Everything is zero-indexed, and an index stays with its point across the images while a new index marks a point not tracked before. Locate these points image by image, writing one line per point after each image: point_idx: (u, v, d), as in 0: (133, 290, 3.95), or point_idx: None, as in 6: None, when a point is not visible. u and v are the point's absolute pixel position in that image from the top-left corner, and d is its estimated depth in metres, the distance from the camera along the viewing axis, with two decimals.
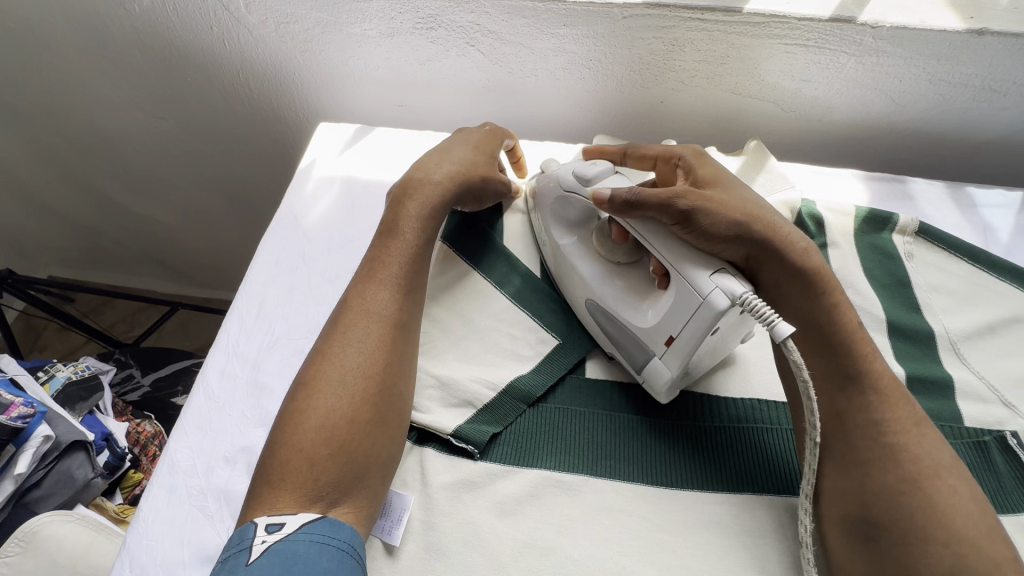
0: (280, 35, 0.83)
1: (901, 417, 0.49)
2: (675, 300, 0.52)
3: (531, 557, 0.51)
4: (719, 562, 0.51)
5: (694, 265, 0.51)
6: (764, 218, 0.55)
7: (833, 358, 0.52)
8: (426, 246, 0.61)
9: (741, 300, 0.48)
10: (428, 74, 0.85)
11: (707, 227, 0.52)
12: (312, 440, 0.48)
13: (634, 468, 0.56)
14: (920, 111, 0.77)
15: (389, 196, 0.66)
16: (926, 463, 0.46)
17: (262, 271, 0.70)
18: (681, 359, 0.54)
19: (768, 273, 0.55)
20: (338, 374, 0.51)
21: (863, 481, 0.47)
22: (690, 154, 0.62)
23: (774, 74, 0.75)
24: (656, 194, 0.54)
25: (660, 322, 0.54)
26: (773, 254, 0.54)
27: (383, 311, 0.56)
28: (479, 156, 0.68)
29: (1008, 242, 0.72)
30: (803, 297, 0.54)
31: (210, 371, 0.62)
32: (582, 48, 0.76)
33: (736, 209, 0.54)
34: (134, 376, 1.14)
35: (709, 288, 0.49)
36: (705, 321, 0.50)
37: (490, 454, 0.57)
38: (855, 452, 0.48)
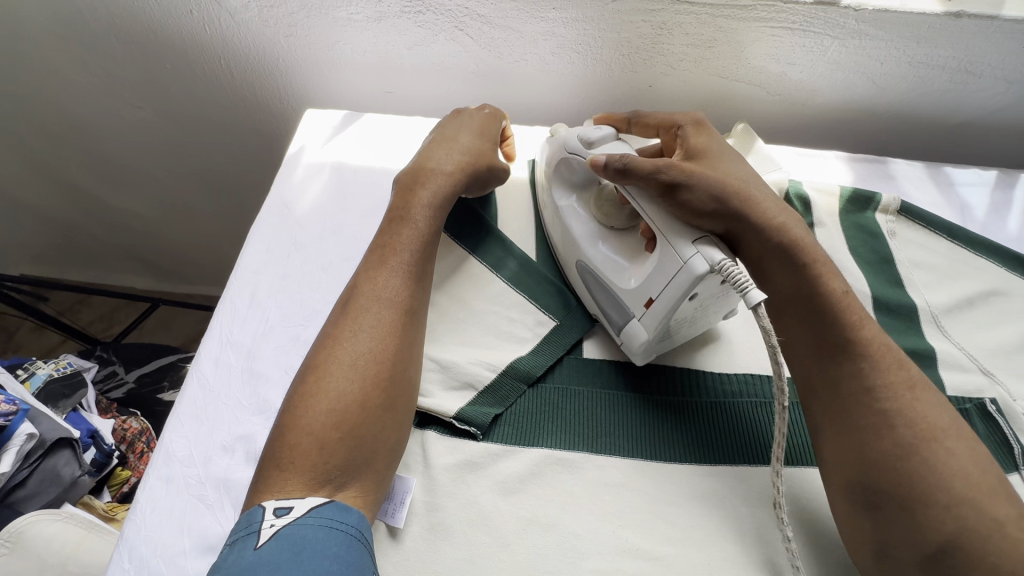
0: (264, 19, 0.82)
1: (894, 379, 0.49)
2: (658, 265, 0.54)
3: (535, 533, 0.52)
4: (716, 530, 0.52)
5: (678, 233, 0.52)
6: (744, 190, 0.55)
7: (827, 326, 0.52)
8: (436, 233, 0.62)
9: (718, 266, 0.49)
10: (416, 59, 0.84)
11: (686, 203, 0.53)
12: (324, 422, 0.48)
13: (634, 443, 0.57)
14: (901, 94, 0.79)
15: (395, 183, 0.66)
16: (920, 424, 0.47)
17: (253, 259, 0.69)
18: (656, 324, 0.55)
19: (750, 245, 0.55)
20: (350, 357, 0.52)
21: (860, 448, 0.48)
22: (688, 121, 0.65)
23: (760, 57, 0.76)
24: (644, 164, 0.55)
25: (641, 284, 0.56)
26: (755, 225, 0.54)
27: (390, 296, 0.56)
28: (484, 143, 0.70)
29: (984, 219, 0.74)
30: (787, 270, 0.54)
31: (204, 360, 0.62)
32: (571, 32, 0.76)
33: (715, 182, 0.54)
34: (117, 372, 1.12)
35: (690, 253, 0.50)
36: (683, 285, 0.51)
37: (492, 435, 0.57)
38: (852, 421, 0.49)
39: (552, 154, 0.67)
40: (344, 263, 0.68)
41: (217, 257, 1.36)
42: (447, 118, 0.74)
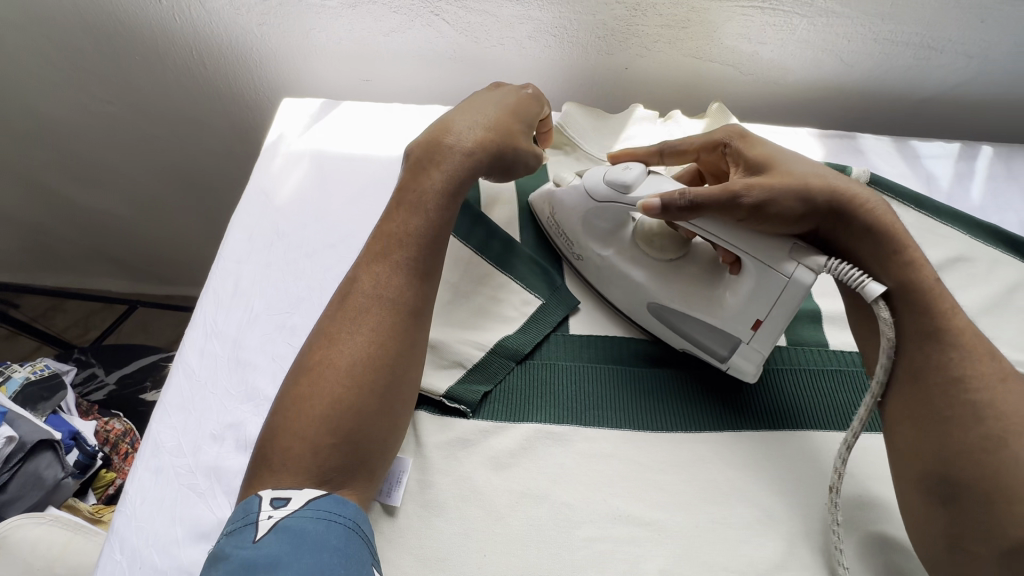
0: (236, 7, 0.81)
1: (987, 370, 0.47)
2: (756, 285, 0.53)
3: (528, 505, 0.53)
4: (703, 494, 0.54)
5: (769, 249, 0.52)
6: (829, 181, 0.52)
7: (913, 313, 0.49)
8: (442, 224, 0.57)
9: (829, 267, 0.50)
10: (392, 46, 0.84)
11: (770, 214, 0.52)
12: (317, 423, 0.48)
13: (622, 415, 0.58)
14: (867, 72, 0.81)
15: (409, 157, 0.61)
16: (1014, 419, 0.44)
17: (235, 249, 0.68)
18: (772, 341, 0.55)
19: (841, 238, 0.53)
20: (346, 362, 0.50)
21: (941, 439, 0.46)
22: (733, 138, 0.60)
23: (730, 37, 0.78)
24: (713, 192, 0.52)
25: (746, 308, 0.55)
26: (846, 222, 0.52)
27: (387, 294, 0.53)
28: (512, 121, 0.62)
29: (949, 189, 0.77)
30: (878, 264, 0.51)
31: (189, 351, 0.61)
32: (547, 15, 0.77)
33: (798, 184, 0.52)
34: (97, 374, 1.10)
35: (792, 267, 0.51)
36: (796, 297, 0.52)
37: (482, 412, 0.58)
38: (932, 410, 0.47)
39: (576, 204, 0.64)
40: (328, 250, 0.68)
41: (197, 256, 1.34)
42: (483, 90, 0.67)
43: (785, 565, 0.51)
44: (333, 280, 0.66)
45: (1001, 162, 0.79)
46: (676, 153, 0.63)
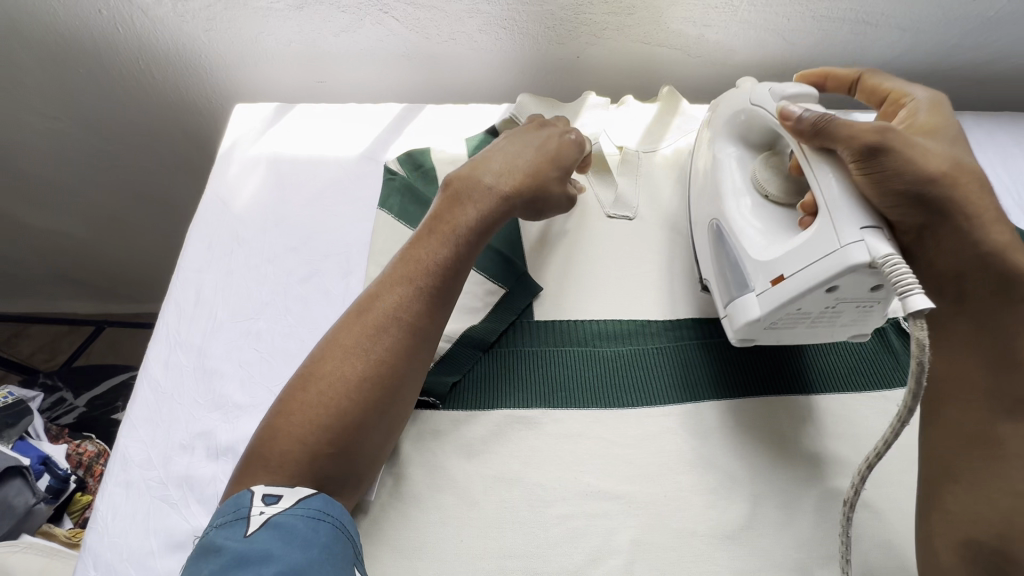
0: (179, 15, 0.80)
1: None
2: (807, 242, 0.49)
3: (502, 489, 0.54)
4: (671, 465, 0.56)
5: (856, 210, 0.47)
6: (966, 185, 0.49)
7: (1007, 376, 0.47)
8: (465, 261, 0.57)
9: (883, 261, 0.44)
10: (343, 46, 0.84)
11: (886, 178, 0.47)
12: (313, 431, 0.48)
13: (589, 394, 0.60)
14: (808, 49, 0.84)
15: (447, 183, 0.61)
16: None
17: (194, 259, 0.68)
18: (779, 303, 0.51)
19: (943, 256, 0.49)
20: (355, 378, 0.50)
21: (1008, 514, 0.44)
22: (926, 98, 0.56)
23: (676, 21, 0.80)
24: (860, 126, 0.48)
25: (782, 257, 0.51)
26: (957, 233, 0.48)
27: (404, 315, 0.53)
28: (548, 165, 0.63)
29: None
30: (996, 303, 0.48)
31: (154, 363, 0.61)
32: (495, 9, 0.78)
33: (932, 173, 0.47)
34: (66, 398, 1.07)
35: (853, 239, 0.46)
36: (833, 268, 0.46)
37: (452, 401, 0.59)
38: (1005, 483, 0.45)
39: (740, 106, 0.61)
40: (289, 253, 0.68)
41: (162, 270, 1.31)
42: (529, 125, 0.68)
43: (748, 525, 0.53)
44: (297, 284, 0.66)
45: None
46: (866, 90, 0.61)
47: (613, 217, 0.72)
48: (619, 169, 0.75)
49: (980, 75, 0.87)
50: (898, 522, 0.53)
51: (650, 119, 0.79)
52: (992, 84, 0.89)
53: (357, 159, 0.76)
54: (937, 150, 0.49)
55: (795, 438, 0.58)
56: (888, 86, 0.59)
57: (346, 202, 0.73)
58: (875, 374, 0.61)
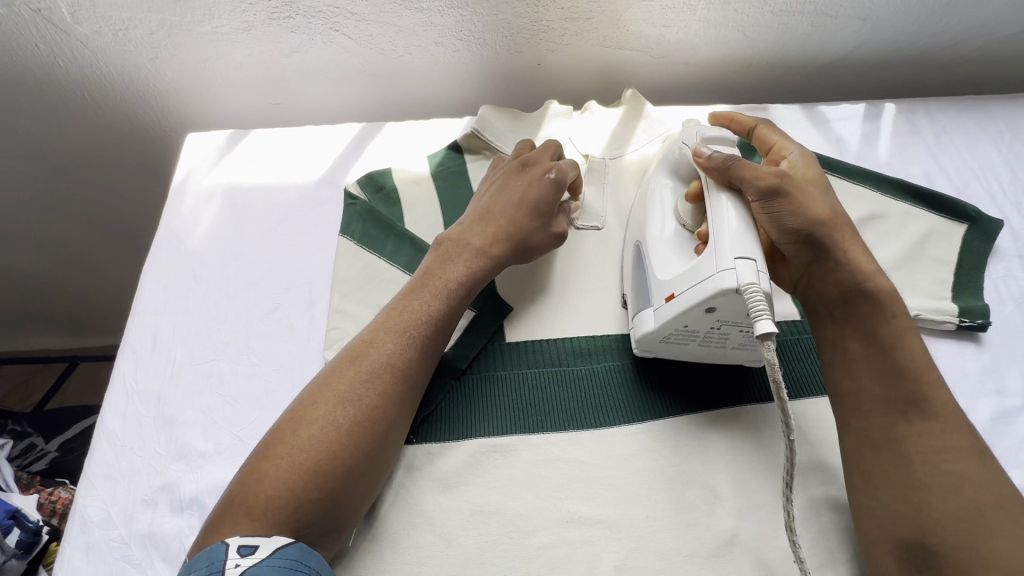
0: (121, 44, 0.77)
1: (961, 445, 0.47)
2: (694, 265, 0.52)
3: (481, 521, 0.53)
4: (651, 484, 0.55)
5: (737, 242, 0.50)
6: (837, 224, 0.54)
7: (897, 383, 0.49)
8: (452, 318, 0.57)
9: (745, 288, 0.47)
10: (296, 67, 0.82)
11: (780, 216, 0.53)
12: (300, 479, 0.47)
13: (565, 416, 0.58)
14: (770, 44, 0.83)
15: (441, 238, 0.62)
16: (986, 493, 0.45)
17: (150, 301, 0.65)
18: (668, 319, 0.54)
19: (821, 283, 0.53)
20: (345, 422, 0.49)
21: (920, 507, 0.45)
22: (798, 154, 0.59)
23: (636, 23, 0.78)
24: (762, 170, 0.53)
25: (674, 278, 0.54)
26: (836, 264, 0.52)
27: (398, 364, 0.53)
28: (536, 216, 0.62)
29: (858, 149, 0.80)
30: (874, 321, 0.51)
31: (111, 415, 0.58)
32: (449, 20, 0.76)
33: (815, 215, 0.53)
34: (37, 444, 1.04)
35: (725, 266, 0.49)
36: (707, 291, 0.49)
37: (425, 434, 0.57)
38: (910, 479, 0.46)
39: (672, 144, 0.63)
40: (249, 288, 0.66)
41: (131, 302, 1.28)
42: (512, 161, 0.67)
43: (733, 541, 0.52)
44: (259, 319, 0.64)
45: (903, 117, 0.83)
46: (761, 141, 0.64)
47: (580, 229, 0.70)
48: (585, 179, 0.73)
49: (942, 60, 0.87)
50: None
51: (614, 124, 0.78)
52: (956, 68, 0.88)
53: (315, 183, 0.74)
54: (817, 196, 0.55)
55: (776, 447, 0.57)
56: (774, 138, 0.62)
57: (307, 230, 0.70)
58: None
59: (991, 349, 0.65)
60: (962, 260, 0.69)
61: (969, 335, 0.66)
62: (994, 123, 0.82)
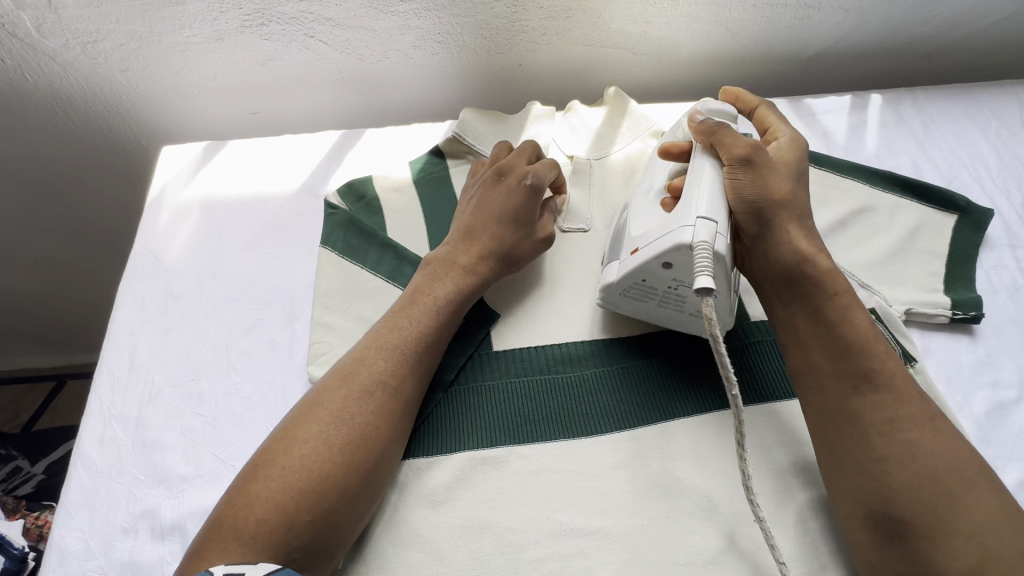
0: (91, 57, 0.75)
1: (915, 413, 0.46)
2: (659, 222, 0.53)
3: (471, 536, 0.52)
4: (645, 492, 0.54)
5: (703, 202, 0.51)
6: (790, 208, 0.53)
7: (847, 357, 0.48)
8: (444, 334, 0.56)
9: (696, 244, 0.48)
10: (272, 75, 0.80)
11: (741, 185, 0.53)
12: (292, 504, 0.45)
13: (555, 425, 0.57)
14: (753, 38, 0.82)
15: (429, 256, 0.60)
16: (943, 459, 0.44)
17: (126, 320, 0.63)
18: (627, 271, 0.55)
19: (763, 261, 0.53)
20: (338, 441, 0.48)
21: (880, 477, 0.44)
22: (788, 135, 0.59)
23: (617, 20, 0.77)
24: (740, 139, 0.54)
25: (640, 234, 0.55)
26: (778, 241, 0.52)
27: (391, 381, 0.51)
28: (521, 226, 0.61)
29: (845, 142, 0.79)
30: (817, 298, 0.50)
31: (88, 441, 0.56)
32: (427, 23, 0.75)
33: (773, 190, 0.53)
34: (22, 467, 1.01)
35: (686, 221, 0.50)
36: (664, 245, 0.51)
37: (412, 450, 0.56)
38: (868, 448, 0.45)
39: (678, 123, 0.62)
40: (229, 304, 0.64)
41: None
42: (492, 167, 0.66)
43: (730, 548, 0.51)
44: (240, 336, 0.62)
45: (890, 108, 0.82)
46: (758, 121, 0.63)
47: (567, 231, 0.69)
48: (570, 180, 0.72)
49: (928, 49, 0.86)
50: None
51: (599, 123, 0.77)
52: (941, 57, 0.88)
53: (294, 194, 0.72)
54: (784, 177, 0.54)
55: (771, 448, 0.55)
56: (770, 119, 0.62)
57: (287, 242, 0.69)
58: None
59: (984, 341, 0.64)
60: (953, 251, 0.69)
61: (962, 327, 0.65)
62: (981, 111, 0.81)
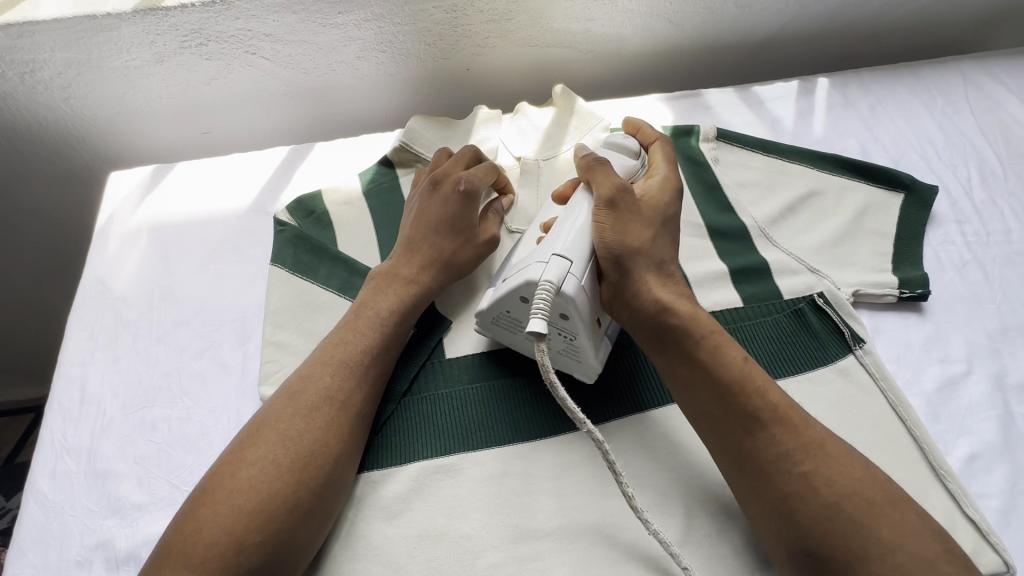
0: (31, 86, 0.75)
1: (807, 440, 0.46)
2: (523, 257, 0.54)
3: (428, 546, 0.52)
4: (598, 491, 0.54)
5: (563, 241, 0.52)
6: (652, 253, 0.53)
7: (731, 397, 0.48)
8: (392, 345, 0.56)
9: (541, 280, 0.50)
10: (219, 94, 0.80)
11: (604, 225, 0.53)
12: (240, 526, 0.45)
13: (510, 429, 0.57)
14: (698, 29, 0.82)
15: (374, 270, 0.61)
16: (839, 483, 0.44)
17: (77, 350, 0.63)
18: (487, 305, 0.55)
19: (627, 308, 0.53)
20: (287, 458, 0.48)
21: (787, 513, 0.44)
22: (664, 173, 0.60)
23: (559, 19, 0.77)
24: (609, 181, 0.55)
25: (506, 268, 0.56)
26: (642, 288, 0.52)
27: (338, 395, 0.51)
28: (462, 232, 0.61)
29: (794, 127, 0.80)
30: (683, 347, 0.50)
31: (40, 475, 0.56)
32: (368, 33, 0.74)
33: (635, 235, 0.53)
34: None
35: (540, 259, 0.51)
36: (518, 280, 0.52)
37: (370, 464, 0.55)
38: (772, 487, 0.45)
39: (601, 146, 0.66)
40: (180, 328, 0.64)
41: None
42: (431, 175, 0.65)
43: (686, 541, 0.51)
44: (191, 359, 0.62)
45: (837, 91, 0.83)
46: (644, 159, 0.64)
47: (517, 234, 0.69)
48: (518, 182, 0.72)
49: (874, 29, 0.87)
50: None
51: (547, 123, 0.77)
52: (888, 36, 0.88)
53: (244, 213, 0.72)
54: (648, 223, 0.55)
55: None
56: (657, 158, 0.62)
57: (238, 262, 0.68)
58: (804, 358, 0.61)
59: (933, 318, 0.64)
60: (901, 230, 0.69)
61: (911, 306, 0.65)
62: (927, 89, 0.82)
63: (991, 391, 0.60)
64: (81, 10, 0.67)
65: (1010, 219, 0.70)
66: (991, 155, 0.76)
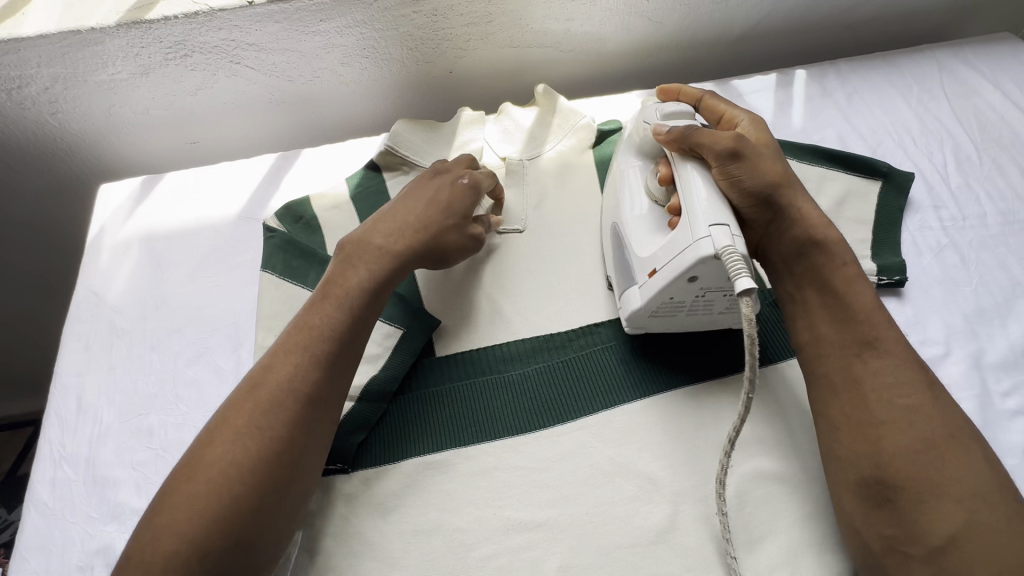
0: (19, 103, 0.76)
1: (914, 381, 0.48)
2: (673, 238, 0.53)
3: (422, 541, 0.53)
4: (589, 480, 0.55)
5: (715, 211, 0.51)
6: (788, 184, 0.56)
7: (853, 323, 0.51)
8: (356, 328, 0.55)
9: (722, 252, 0.48)
10: (205, 104, 0.81)
11: (742, 177, 0.54)
12: (201, 527, 0.45)
13: (499, 424, 0.58)
14: (677, 26, 0.84)
15: (345, 242, 0.60)
16: (939, 424, 0.46)
17: (73, 361, 0.64)
18: (654, 292, 0.54)
19: (781, 241, 0.56)
20: (246, 456, 0.47)
21: (876, 440, 0.47)
22: (748, 119, 0.62)
23: (539, 20, 0.78)
24: (720, 135, 0.55)
25: (654, 252, 0.55)
26: (791, 221, 0.55)
27: (300, 387, 0.50)
28: (441, 215, 0.62)
29: (773, 120, 0.81)
30: (833, 267, 0.54)
31: (39, 484, 0.57)
32: (351, 39, 0.75)
33: (767, 172, 0.55)
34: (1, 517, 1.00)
35: (701, 234, 0.50)
36: (687, 261, 0.51)
37: (361, 463, 0.57)
38: (867, 413, 0.48)
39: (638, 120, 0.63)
40: (173, 336, 0.65)
41: None
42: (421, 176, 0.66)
43: (673, 525, 0.53)
44: (185, 365, 0.63)
45: (815, 82, 0.84)
46: (711, 111, 0.65)
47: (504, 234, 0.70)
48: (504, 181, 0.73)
49: (850, 20, 0.88)
50: (812, 492, 0.53)
51: (531, 122, 0.78)
52: (864, 28, 0.90)
53: (234, 220, 0.73)
54: (770, 157, 0.57)
55: (709, 425, 0.57)
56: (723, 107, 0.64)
57: (229, 269, 0.69)
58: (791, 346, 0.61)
59: (912, 302, 0.66)
60: (879, 217, 0.71)
61: (890, 291, 0.67)
62: (903, 77, 0.83)
63: (969, 371, 0.61)
64: (65, 25, 0.68)
65: (985, 203, 0.72)
66: (966, 140, 0.77)
